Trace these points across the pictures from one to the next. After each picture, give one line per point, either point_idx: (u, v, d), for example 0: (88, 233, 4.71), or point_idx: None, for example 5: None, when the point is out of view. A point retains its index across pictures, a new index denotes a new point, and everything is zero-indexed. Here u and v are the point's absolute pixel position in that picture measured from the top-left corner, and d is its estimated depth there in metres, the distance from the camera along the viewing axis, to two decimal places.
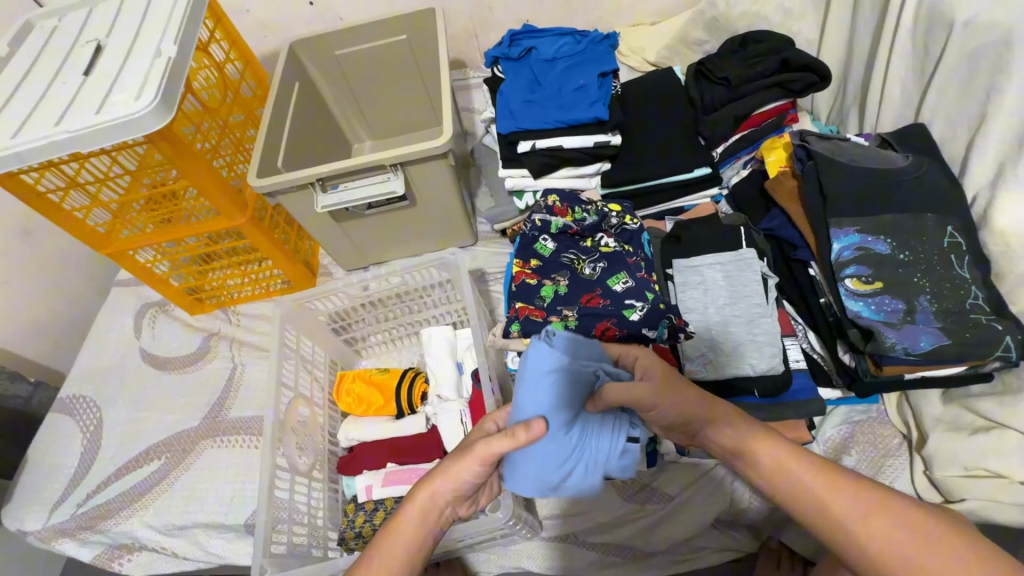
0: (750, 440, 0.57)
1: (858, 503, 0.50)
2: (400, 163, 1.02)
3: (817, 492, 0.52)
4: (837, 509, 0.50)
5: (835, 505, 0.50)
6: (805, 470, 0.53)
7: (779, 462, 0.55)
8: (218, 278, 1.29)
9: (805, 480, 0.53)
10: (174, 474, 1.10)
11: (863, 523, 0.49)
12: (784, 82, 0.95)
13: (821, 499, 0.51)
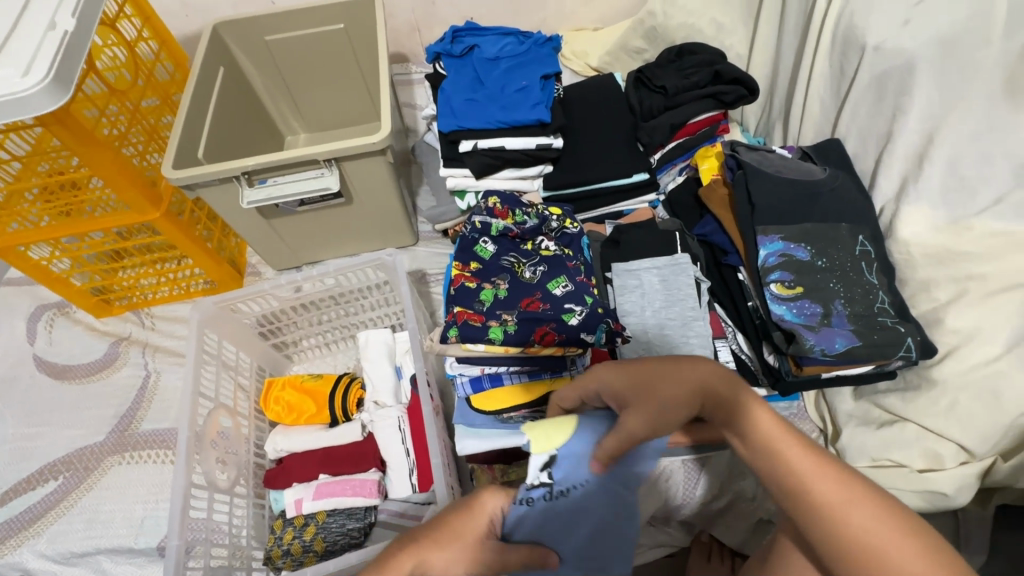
0: (741, 416, 0.47)
1: (848, 494, 0.41)
2: (334, 158, 0.97)
3: (802, 469, 0.43)
4: (822, 492, 0.41)
5: (821, 488, 0.41)
6: (800, 453, 0.44)
7: (767, 436, 0.45)
8: (129, 277, 1.17)
9: (798, 457, 0.43)
10: (73, 496, 0.99)
11: (845, 510, 0.40)
12: (717, 93, 0.98)
13: (805, 477, 0.42)
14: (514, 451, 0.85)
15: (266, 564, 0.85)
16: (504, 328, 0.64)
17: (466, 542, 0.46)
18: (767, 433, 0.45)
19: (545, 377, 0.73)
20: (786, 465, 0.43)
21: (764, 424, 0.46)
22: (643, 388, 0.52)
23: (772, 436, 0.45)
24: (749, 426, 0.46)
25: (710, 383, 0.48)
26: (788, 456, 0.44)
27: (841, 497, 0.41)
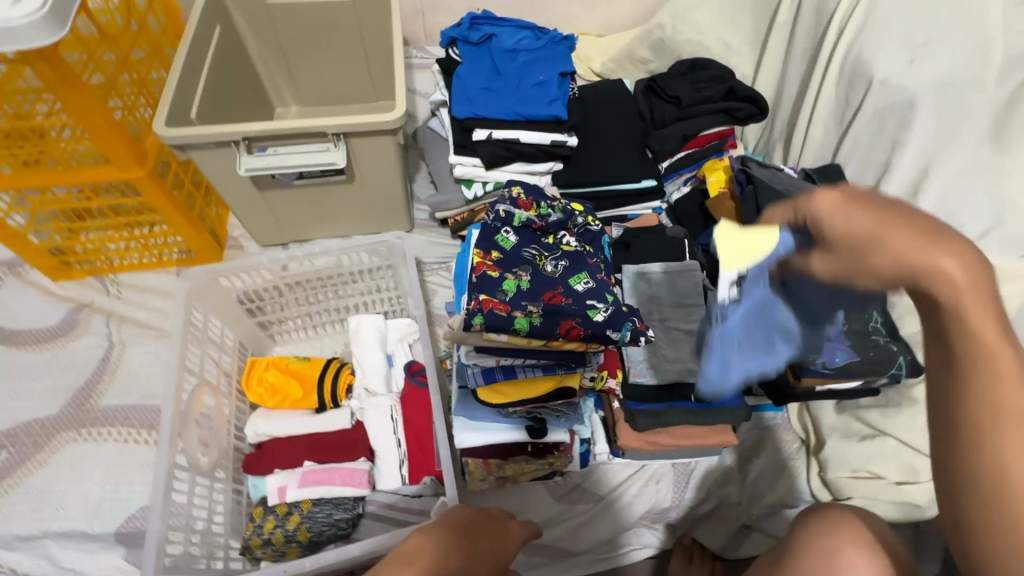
0: (932, 271, 0.38)
1: (1012, 377, 0.38)
2: (343, 132, 0.93)
3: (972, 330, 0.38)
4: (982, 354, 0.38)
5: (980, 355, 0.38)
6: (977, 312, 0.38)
7: (956, 280, 0.38)
8: (94, 239, 1.08)
9: (978, 319, 0.38)
10: (19, 473, 0.90)
11: (1001, 383, 0.38)
12: (730, 109, 1.01)
13: (969, 337, 0.39)
14: (513, 446, 0.84)
15: (244, 554, 0.81)
16: (530, 319, 0.63)
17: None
18: (958, 283, 0.38)
19: (559, 372, 0.73)
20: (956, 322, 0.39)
21: (944, 260, 0.38)
22: (867, 243, 0.39)
23: (970, 295, 0.38)
24: (929, 265, 0.38)
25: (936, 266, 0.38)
26: (964, 321, 0.39)
27: (1009, 368, 0.38)
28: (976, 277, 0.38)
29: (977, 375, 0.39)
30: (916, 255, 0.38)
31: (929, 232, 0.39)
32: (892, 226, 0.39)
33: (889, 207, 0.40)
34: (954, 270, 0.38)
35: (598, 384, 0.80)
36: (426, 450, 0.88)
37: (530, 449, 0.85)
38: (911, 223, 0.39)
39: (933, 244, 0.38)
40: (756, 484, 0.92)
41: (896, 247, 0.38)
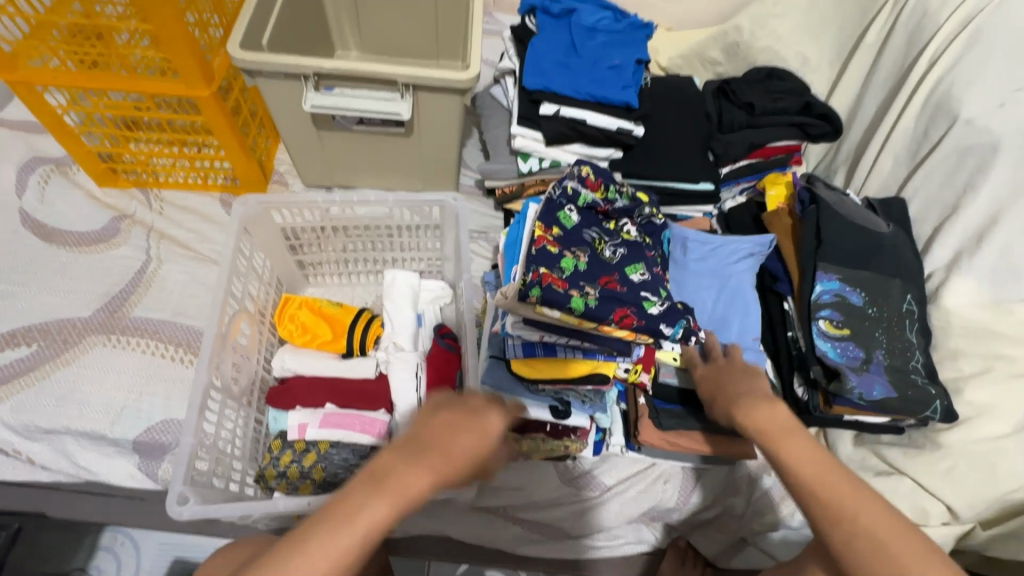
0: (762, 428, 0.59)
1: (852, 498, 0.53)
2: (413, 84, 0.91)
3: (807, 470, 0.55)
4: (821, 488, 0.53)
5: (824, 488, 0.53)
6: (798, 449, 0.56)
7: (768, 428, 0.59)
8: (144, 151, 1.08)
9: (797, 449, 0.56)
10: (47, 368, 0.92)
11: (849, 502, 0.52)
12: (803, 124, 0.99)
13: (803, 477, 0.55)
14: (533, 422, 0.85)
15: (259, 482, 0.83)
16: (585, 300, 0.63)
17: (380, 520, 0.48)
18: (771, 429, 0.58)
19: (598, 357, 0.73)
20: (789, 461, 0.56)
21: (746, 408, 0.61)
22: (726, 404, 0.65)
23: (783, 436, 0.57)
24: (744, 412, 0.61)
25: (763, 426, 0.59)
26: (788, 457, 0.56)
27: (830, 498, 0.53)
28: (781, 424, 0.58)
29: (820, 502, 0.53)
30: (740, 411, 0.62)
31: (751, 395, 0.63)
32: (720, 377, 0.70)
33: (729, 376, 0.69)
34: (764, 419, 0.59)
35: (631, 376, 0.80)
36: None
37: (549, 428, 0.86)
38: (736, 390, 0.65)
39: (743, 398, 0.63)
40: (763, 501, 0.91)
41: (748, 418, 0.61)
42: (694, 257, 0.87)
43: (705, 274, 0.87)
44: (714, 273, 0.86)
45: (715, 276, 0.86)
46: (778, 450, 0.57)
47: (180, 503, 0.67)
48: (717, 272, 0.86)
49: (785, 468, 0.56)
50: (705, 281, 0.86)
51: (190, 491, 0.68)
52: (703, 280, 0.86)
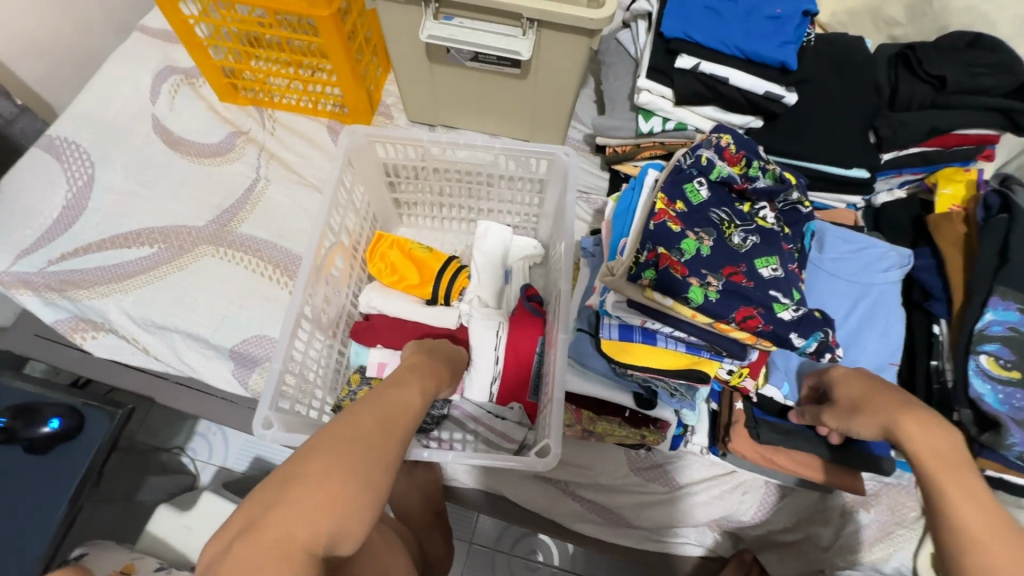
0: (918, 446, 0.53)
1: (1004, 540, 0.45)
2: (539, 20, 0.82)
3: (957, 503, 0.48)
4: (970, 526, 0.47)
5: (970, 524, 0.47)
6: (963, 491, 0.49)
7: (938, 454, 0.52)
8: (262, 70, 1.08)
9: (960, 491, 0.49)
10: (165, 268, 0.99)
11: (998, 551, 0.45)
12: (1009, 109, 0.80)
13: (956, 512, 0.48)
14: (612, 406, 0.80)
15: (332, 411, 0.84)
16: (705, 292, 0.55)
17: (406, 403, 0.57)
18: (932, 452, 0.53)
19: (702, 354, 0.65)
20: (947, 498, 0.49)
21: (909, 426, 0.55)
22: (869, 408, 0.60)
23: (943, 465, 0.51)
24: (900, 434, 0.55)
25: (924, 447, 0.53)
26: (942, 486, 0.50)
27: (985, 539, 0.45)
28: (956, 455, 0.52)
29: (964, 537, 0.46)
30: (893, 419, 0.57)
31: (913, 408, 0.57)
32: (870, 388, 0.61)
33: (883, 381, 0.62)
34: (921, 441, 0.54)
35: (733, 379, 0.72)
36: (521, 378, 0.86)
37: (626, 414, 0.80)
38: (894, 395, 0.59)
39: (905, 409, 0.57)
40: (853, 537, 0.82)
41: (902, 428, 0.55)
42: (835, 254, 0.73)
43: (847, 276, 0.72)
44: (857, 276, 0.72)
45: (857, 280, 0.72)
46: (932, 477, 0.51)
47: (266, 425, 0.69)
48: (861, 277, 0.72)
49: (939, 503, 0.50)
50: (844, 283, 0.72)
51: (274, 418, 0.70)
52: (842, 281, 0.72)
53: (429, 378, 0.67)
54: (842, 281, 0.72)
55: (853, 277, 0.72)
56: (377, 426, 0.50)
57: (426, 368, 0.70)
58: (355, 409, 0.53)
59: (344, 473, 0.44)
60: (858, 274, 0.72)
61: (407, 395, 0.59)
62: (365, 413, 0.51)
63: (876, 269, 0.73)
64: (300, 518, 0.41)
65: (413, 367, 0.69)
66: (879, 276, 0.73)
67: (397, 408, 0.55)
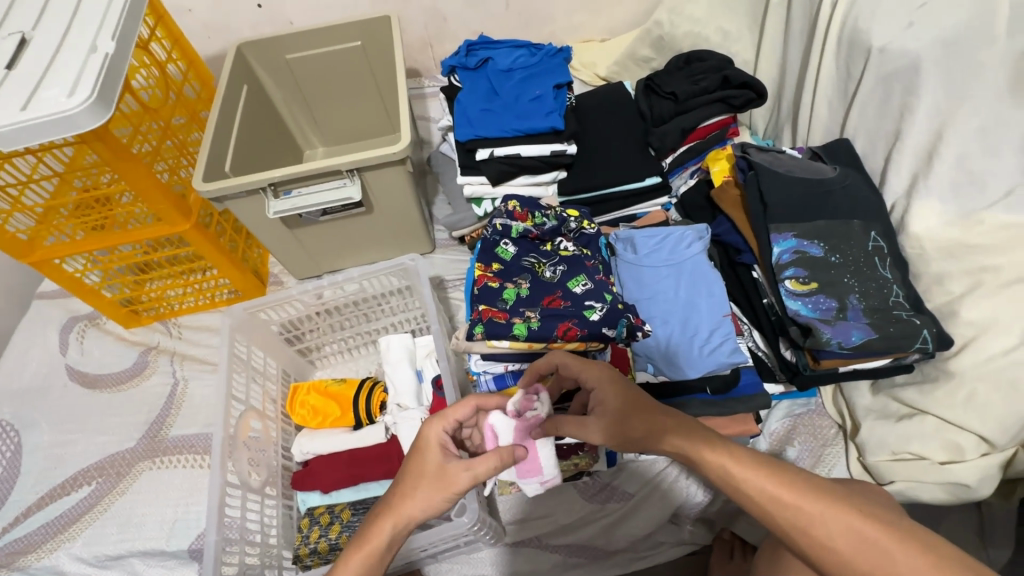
0: (688, 444, 0.56)
1: (812, 505, 0.50)
2: (356, 168, 1.00)
3: (788, 501, 0.51)
4: (806, 516, 0.50)
5: (808, 513, 0.50)
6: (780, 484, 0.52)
7: (715, 456, 0.55)
8: (156, 288, 1.21)
9: (777, 487, 0.52)
10: (107, 499, 1.03)
11: (834, 521, 0.49)
12: (726, 97, 1.02)
13: (793, 509, 0.50)
14: None
15: (295, 563, 0.87)
16: (528, 324, 0.67)
17: (402, 512, 0.58)
18: (693, 449, 0.56)
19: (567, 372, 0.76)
20: (779, 499, 0.51)
21: (704, 449, 0.55)
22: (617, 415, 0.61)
23: (720, 458, 0.54)
24: (705, 457, 0.55)
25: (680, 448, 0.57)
26: (740, 478, 0.53)
27: (805, 516, 0.50)
28: (722, 447, 0.55)
29: (796, 525, 0.50)
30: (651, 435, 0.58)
31: (645, 415, 0.60)
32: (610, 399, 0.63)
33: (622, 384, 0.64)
34: (681, 442, 0.57)
35: None
36: None
37: (553, 450, 0.88)
38: (631, 400, 0.61)
39: (639, 415, 0.60)
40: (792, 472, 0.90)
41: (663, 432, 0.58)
42: (645, 248, 0.89)
43: (667, 259, 0.87)
44: (671, 258, 0.87)
45: (672, 261, 0.87)
46: (757, 485, 0.52)
47: None
48: (674, 257, 0.87)
49: (780, 507, 0.51)
50: (663, 267, 0.87)
51: None
52: (661, 266, 0.87)
53: (405, 511, 0.58)
54: (660, 266, 0.87)
55: (668, 261, 0.87)
56: (378, 544, 0.57)
57: (413, 485, 0.59)
58: (373, 518, 0.59)
59: None
60: (671, 256, 0.87)
61: (354, 566, 0.56)
62: (377, 526, 0.58)
63: (683, 246, 0.88)
64: None
65: (402, 483, 0.60)
66: (689, 252, 0.88)
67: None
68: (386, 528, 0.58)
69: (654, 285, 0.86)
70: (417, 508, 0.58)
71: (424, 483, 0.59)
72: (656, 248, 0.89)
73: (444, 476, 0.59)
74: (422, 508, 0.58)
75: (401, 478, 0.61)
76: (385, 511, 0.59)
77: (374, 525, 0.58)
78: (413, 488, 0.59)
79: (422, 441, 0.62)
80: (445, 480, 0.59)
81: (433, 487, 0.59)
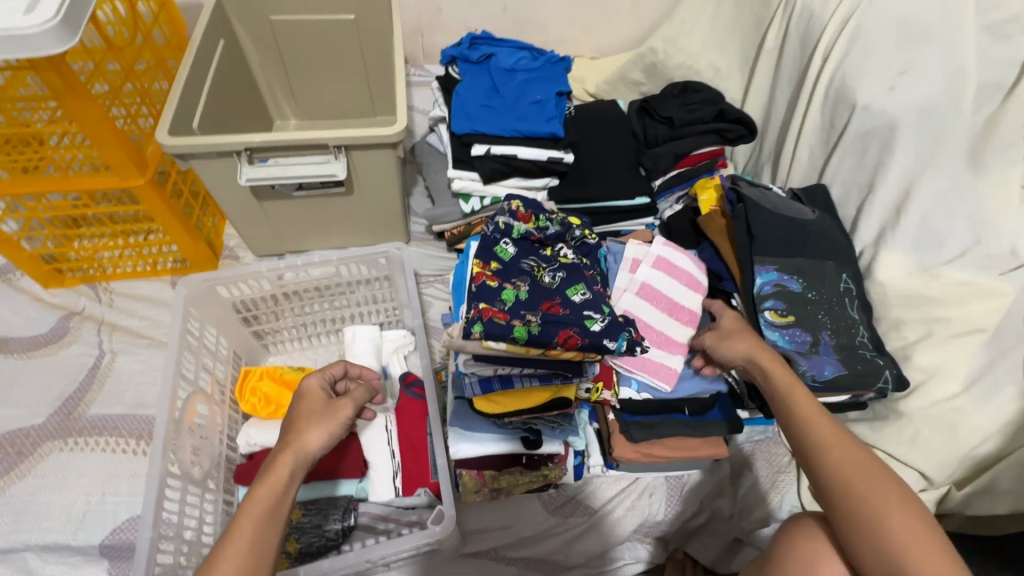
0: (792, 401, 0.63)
1: (853, 465, 0.56)
2: (345, 144, 0.94)
3: (829, 447, 0.58)
4: (833, 460, 0.57)
5: (838, 462, 0.57)
6: (831, 448, 0.58)
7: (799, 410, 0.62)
8: (87, 246, 1.07)
9: (842, 461, 0.56)
10: (5, 481, 0.89)
11: (867, 491, 0.54)
12: (720, 130, 1.05)
13: (829, 454, 0.58)
14: (508, 457, 0.84)
15: None
16: (528, 328, 0.65)
17: (305, 441, 0.59)
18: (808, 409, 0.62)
19: (555, 382, 0.74)
20: (822, 456, 0.58)
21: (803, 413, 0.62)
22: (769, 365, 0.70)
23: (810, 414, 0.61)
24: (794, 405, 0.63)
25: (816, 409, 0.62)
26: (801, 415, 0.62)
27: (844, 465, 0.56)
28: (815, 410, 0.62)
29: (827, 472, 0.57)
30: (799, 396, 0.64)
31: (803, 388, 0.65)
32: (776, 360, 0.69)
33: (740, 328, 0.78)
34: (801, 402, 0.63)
35: (593, 396, 0.81)
36: (420, 461, 0.88)
37: (524, 461, 0.85)
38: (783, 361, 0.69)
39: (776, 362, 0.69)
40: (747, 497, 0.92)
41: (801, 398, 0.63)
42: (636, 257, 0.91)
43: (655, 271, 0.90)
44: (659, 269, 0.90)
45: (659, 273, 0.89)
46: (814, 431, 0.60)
47: None
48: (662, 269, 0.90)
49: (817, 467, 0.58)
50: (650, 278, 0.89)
51: None
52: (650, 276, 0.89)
53: (302, 441, 0.59)
54: (649, 276, 0.89)
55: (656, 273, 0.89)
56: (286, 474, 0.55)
57: (308, 423, 0.61)
58: (274, 456, 0.57)
59: (251, 527, 0.50)
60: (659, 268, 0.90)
61: (265, 495, 0.53)
62: (281, 457, 0.56)
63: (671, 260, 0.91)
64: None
65: (291, 430, 0.61)
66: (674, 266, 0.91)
67: (248, 532, 0.50)
68: (288, 460, 0.56)
69: (643, 293, 0.88)
70: (317, 439, 0.60)
71: (317, 417, 0.62)
72: (643, 256, 0.91)
73: (342, 409, 0.64)
74: (319, 439, 0.60)
75: (289, 423, 0.62)
76: (284, 446, 0.58)
77: (273, 460, 0.56)
78: (304, 422, 0.61)
79: (302, 390, 0.67)
80: (337, 412, 0.64)
81: (327, 417, 0.62)
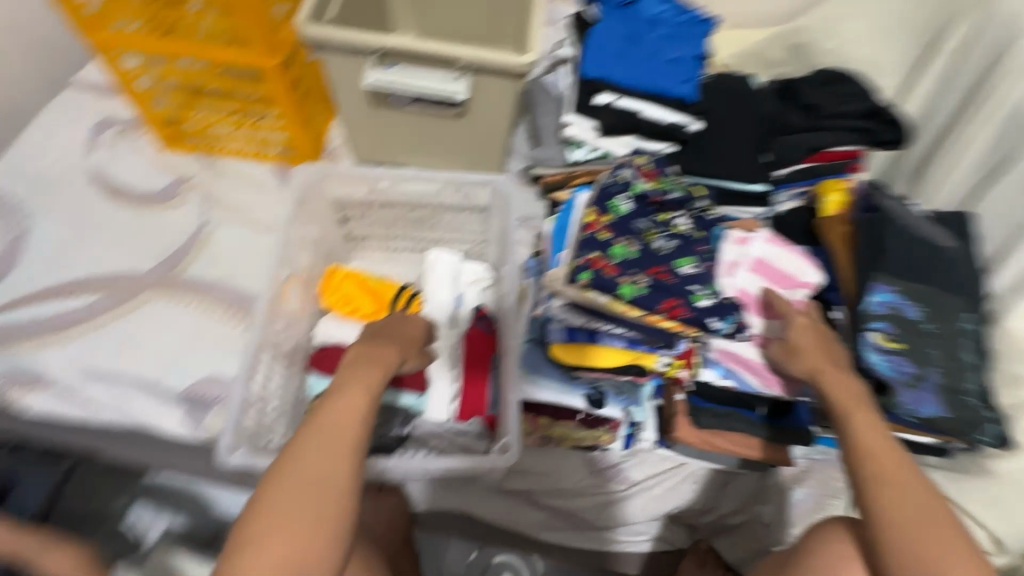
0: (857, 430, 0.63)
1: (906, 505, 0.57)
2: (473, 66, 0.92)
3: (887, 482, 0.58)
4: (884, 494, 0.58)
5: (892, 499, 0.57)
6: (890, 485, 0.58)
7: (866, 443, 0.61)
8: (207, 118, 1.11)
9: (893, 500, 0.57)
10: (112, 315, 0.98)
11: (924, 536, 0.55)
12: (866, 130, 0.96)
13: (881, 487, 0.58)
14: (565, 410, 0.85)
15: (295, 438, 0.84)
16: (633, 288, 0.66)
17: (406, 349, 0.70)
18: (873, 444, 0.61)
19: (639, 348, 0.74)
20: (877, 490, 0.58)
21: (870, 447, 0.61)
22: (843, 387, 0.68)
23: (875, 448, 0.61)
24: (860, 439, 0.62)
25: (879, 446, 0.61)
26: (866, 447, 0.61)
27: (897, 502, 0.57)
28: (883, 445, 0.61)
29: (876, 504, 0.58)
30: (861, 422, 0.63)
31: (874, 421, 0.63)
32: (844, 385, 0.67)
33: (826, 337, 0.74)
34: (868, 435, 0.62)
35: (670, 371, 0.80)
36: (479, 393, 0.89)
37: (580, 417, 0.86)
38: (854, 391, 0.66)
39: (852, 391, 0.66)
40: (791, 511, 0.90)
41: (865, 429, 0.62)
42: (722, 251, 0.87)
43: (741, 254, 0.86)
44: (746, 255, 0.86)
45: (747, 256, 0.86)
46: (870, 465, 0.60)
47: (228, 450, 0.71)
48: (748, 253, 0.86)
49: (870, 500, 0.58)
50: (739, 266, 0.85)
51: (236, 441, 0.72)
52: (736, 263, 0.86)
53: (404, 349, 0.70)
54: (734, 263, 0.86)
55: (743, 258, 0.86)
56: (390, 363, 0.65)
57: (408, 337, 0.72)
58: (380, 346, 0.67)
59: (360, 395, 0.59)
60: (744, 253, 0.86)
61: (374, 373, 0.62)
62: (386, 348, 0.67)
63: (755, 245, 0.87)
64: (342, 425, 0.56)
65: (391, 333, 0.71)
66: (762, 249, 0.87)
67: (358, 397, 0.59)
68: (392, 352, 0.67)
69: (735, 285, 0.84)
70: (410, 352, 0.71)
71: (412, 336, 0.74)
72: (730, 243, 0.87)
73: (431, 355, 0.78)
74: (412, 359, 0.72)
75: (392, 330, 0.72)
76: (391, 343, 0.69)
77: (381, 349, 0.66)
78: (407, 338, 0.72)
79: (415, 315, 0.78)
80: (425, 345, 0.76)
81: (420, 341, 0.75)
